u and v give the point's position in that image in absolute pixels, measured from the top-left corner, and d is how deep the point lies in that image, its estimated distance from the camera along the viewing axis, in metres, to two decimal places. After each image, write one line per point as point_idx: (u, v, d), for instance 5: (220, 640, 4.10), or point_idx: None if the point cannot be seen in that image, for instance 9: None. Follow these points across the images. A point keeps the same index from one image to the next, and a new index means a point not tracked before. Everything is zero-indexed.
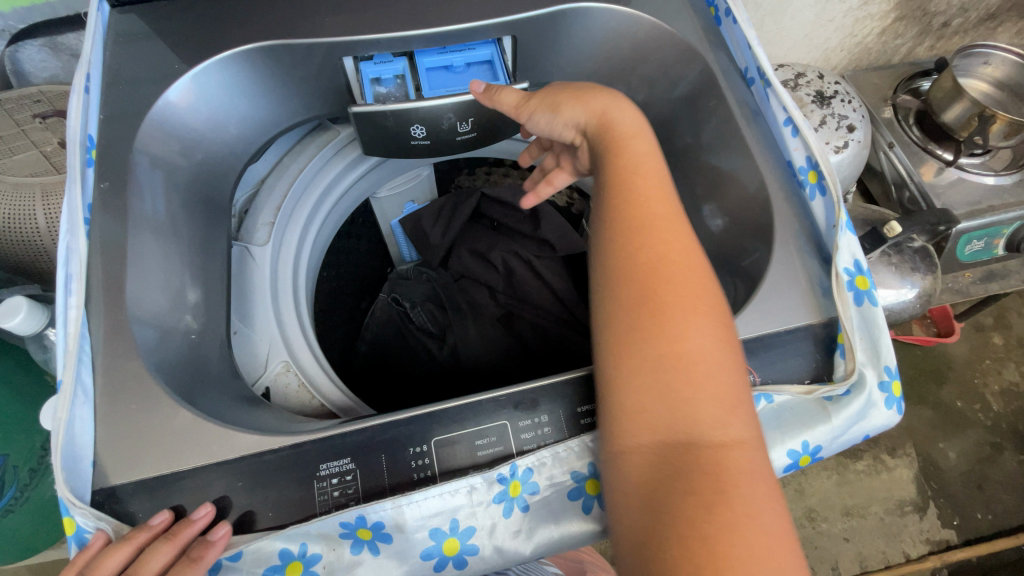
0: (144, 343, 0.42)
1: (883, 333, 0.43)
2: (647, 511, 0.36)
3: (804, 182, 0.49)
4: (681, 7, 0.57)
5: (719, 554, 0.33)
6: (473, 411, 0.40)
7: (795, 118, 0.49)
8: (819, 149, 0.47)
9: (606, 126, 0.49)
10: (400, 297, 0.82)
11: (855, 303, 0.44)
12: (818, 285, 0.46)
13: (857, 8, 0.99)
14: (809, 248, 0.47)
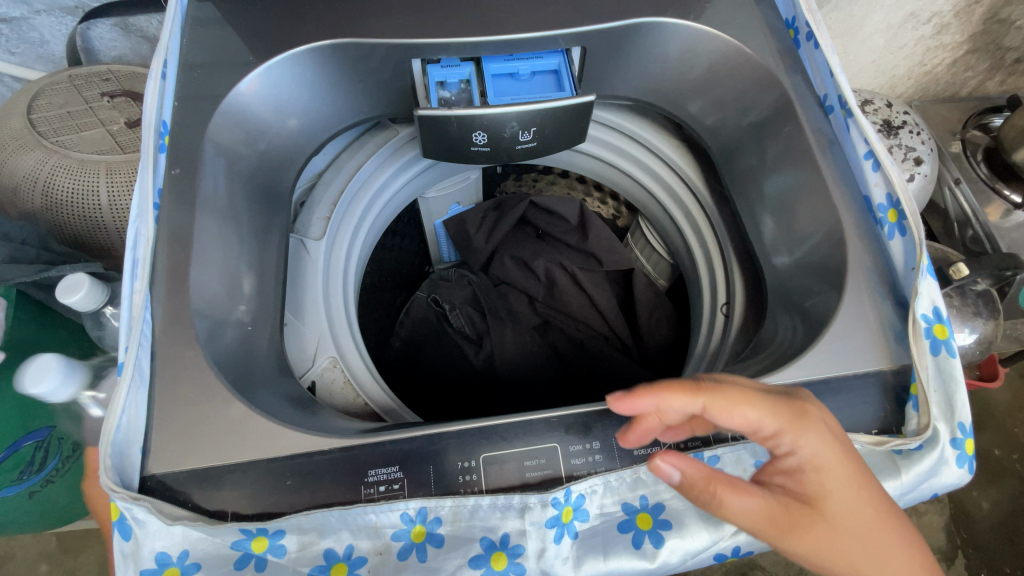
0: (202, 331, 0.42)
1: (959, 387, 0.41)
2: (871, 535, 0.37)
3: (882, 220, 0.47)
4: (759, 28, 0.55)
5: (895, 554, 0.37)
6: (526, 431, 0.39)
7: (877, 152, 0.47)
8: (901, 186, 0.45)
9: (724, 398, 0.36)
10: (441, 298, 0.83)
11: (931, 352, 0.42)
12: (888, 329, 0.44)
13: (929, 37, 0.95)
14: (883, 290, 0.45)
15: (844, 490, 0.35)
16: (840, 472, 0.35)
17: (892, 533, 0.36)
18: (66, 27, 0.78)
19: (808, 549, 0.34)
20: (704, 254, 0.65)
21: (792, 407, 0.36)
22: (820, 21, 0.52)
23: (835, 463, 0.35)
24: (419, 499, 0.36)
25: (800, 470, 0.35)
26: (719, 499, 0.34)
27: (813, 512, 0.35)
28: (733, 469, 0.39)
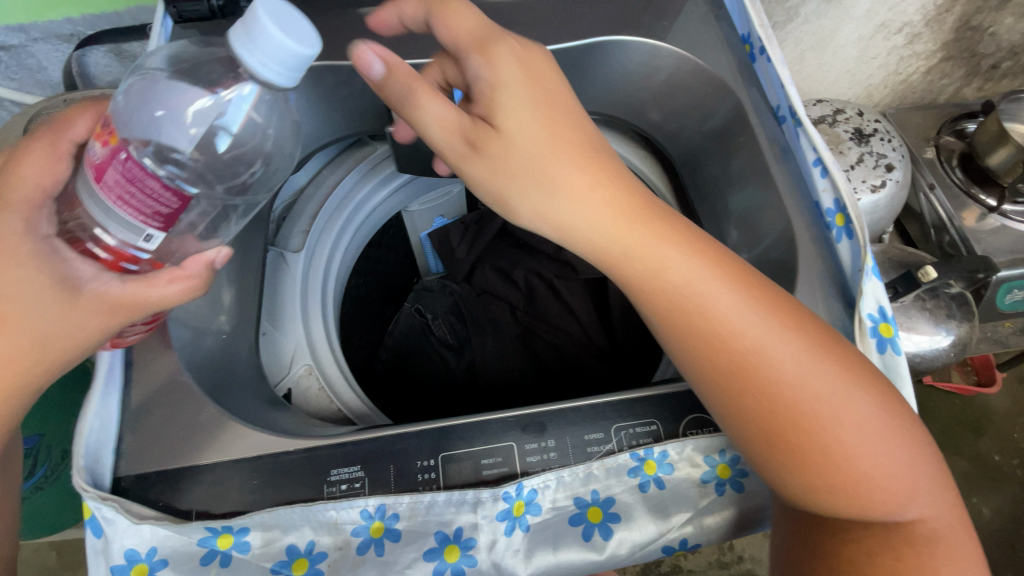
0: (181, 340, 0.44)
1: (905, 383, 0.43)
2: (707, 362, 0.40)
3: (832, 225, 0.49)
4: (714, 45, 0.58)
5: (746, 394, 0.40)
6: (483, 431, 0.41)
7: (825, 159, 0.48)
8: (848, 193, 0.47)
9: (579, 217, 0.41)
10: (424, 308, 0.84)
11: (877, 351, 0.44)
12: (839, 328, 0.46)
13: (901, 47, 0.97)
14: (833, 291, 0.48)
15: (530, 127, 0.40)
16: (561, 154, 0.40)
17: (655, 241, 0.41)
18: (63, 54, 0.82)
19: (529, 208, 0.40)
20: None
21: (482, 31, 0.42)
22: (772, 34, 0.54)
23: (524, 86, 0.41)
24: (378, 496, 0.38)
25: (488, 92, 0.40)
26: (405, 84, 0.39)
27: (517, 164, 0.40)
28: (683, 466, 0.41)
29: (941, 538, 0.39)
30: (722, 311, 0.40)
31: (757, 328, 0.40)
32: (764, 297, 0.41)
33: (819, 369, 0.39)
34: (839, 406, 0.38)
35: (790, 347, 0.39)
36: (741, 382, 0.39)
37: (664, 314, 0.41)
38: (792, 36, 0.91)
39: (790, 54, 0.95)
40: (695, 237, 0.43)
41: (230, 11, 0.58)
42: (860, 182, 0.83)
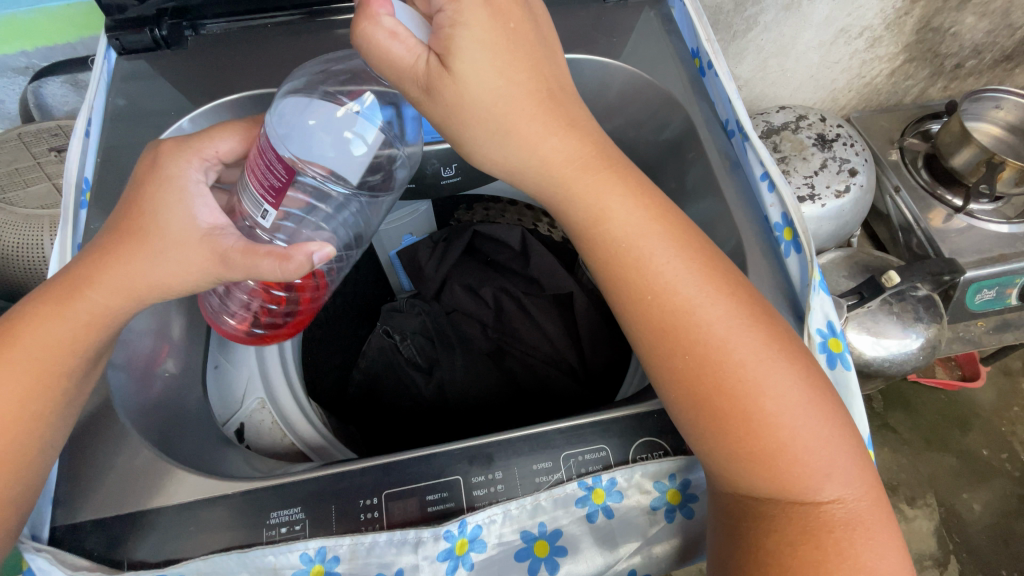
0: (119, 385, 0.44)
1: (857, 402, 0.43)
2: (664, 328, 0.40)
3: (780, 238, 0.49)
4: (663, 60, 0.58)
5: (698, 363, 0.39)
6: (427, 465, 0.40)
7: (771, 173, 0.48)
8: (793, 206, 0.47)
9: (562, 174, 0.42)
10: (392, 329, 0.80)
11: (828, 366, 0.44)
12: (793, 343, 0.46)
13: (863, 50, 0.98)
14: (784, 306, 0.47)
15: (479, 69, 0.38)
16: (518, 96, 0.39)
17: (605, 192, 0.42)
18: (19, 87, 0.81)
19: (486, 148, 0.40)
20: None
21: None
22: (719, 49, 0.55)
23: (483, 31, 0.38)
24: (318, 538, 0.37)
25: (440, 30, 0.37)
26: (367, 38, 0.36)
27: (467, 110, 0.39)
28: (634, 493, 0.40)
29: (860, 524, 0.37)
30: (660, 270, 0.40)
31: (691, 289, 0.40)
32: (702, 261, 0.41)
33: (745, 335, 0.39)
34: (763, 373, 0.38)
35: (718, 311, 0.40)
36: (669, 339, 0.40)
37: (604, 266, 0.42)
38: (754, 45, 0.92)
39: (753, 62, 0.96)
40: (647, 192, 0.43)
41: (175, 42, 0.58)
42: (824, 188, 0.83)
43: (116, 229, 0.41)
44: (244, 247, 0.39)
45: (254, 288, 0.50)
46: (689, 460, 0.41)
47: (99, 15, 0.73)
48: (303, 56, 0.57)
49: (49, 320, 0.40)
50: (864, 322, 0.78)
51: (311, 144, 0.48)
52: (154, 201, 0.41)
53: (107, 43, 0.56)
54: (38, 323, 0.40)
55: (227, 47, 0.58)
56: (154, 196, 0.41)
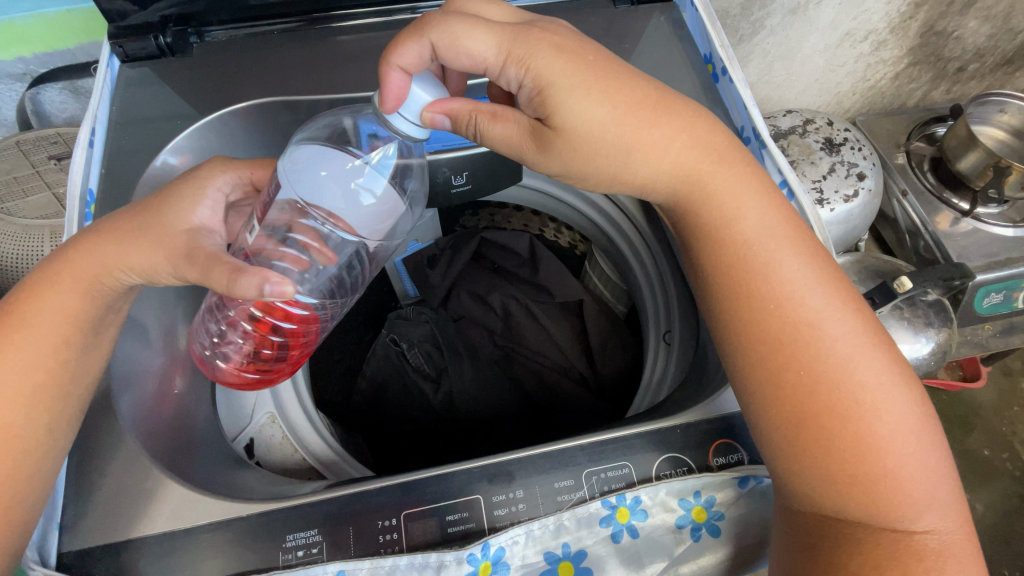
0: (129, 407, 0.42)
1: None
2: (781, 342, 0.41)
3: None
4: (676, 67, 0.57)
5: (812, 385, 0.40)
6: (447, 484, 0.39)
7: (791, 182, 0.50)
8: (814, 216, 0.49)
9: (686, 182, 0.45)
10: (399, 337, 0.81)
11: None
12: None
13: (868, 54, 0.98)
14: None
15: (590, 108, 0.41)
16: (646, 111, 0.43)
17: (741, 198, 0.45)
18: (16, 94, 0.80)
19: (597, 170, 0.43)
20: (648, 281, 0.67)
21: (516, 27, 0.41)
22: (733, 56, 0.54)
23: (567, 71, 0.40)
24: (337, 563, 0.36)
25: (534, 86, 0.41)
26: (483, 124, 0.42)
27: (576, 138, 0.42)
28: (658, 511, 0.40)
29: (950, 555, 0.39)
30: (786, 280, 0.42)
31: (818, 302, 0.42)
32: (829, 277, 0.43)
33: (866, 355, 0.41)
34: (883, 396, 0.40)
35: (843, 329, 0.41)
36: (784, 346, 0.41)
37: (720, 266, 0.44)
38: (759, 49, 0.91)
39: (759, 66, 0.95)
40: (781, 200, 0.46)
41: (179, 49, 0.57)
42: (833, 193, 0.82)
43: (123, 211, 0.42)
44: (210, 251, 0.39)
45: (249, 330, 0.49)
46: (713, 477, 0.41)
47: (98, 20, 0.72)
48: (311, 64, 0.56)
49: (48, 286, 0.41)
50: None
51: (322, 198, 0.47)
52: (166, 191, 0.43)
53: (111, 51, 0.55)
54: (38, 289, 0.41)
55: (233, 55, 0.57)
56: (171, 184, 0.43)
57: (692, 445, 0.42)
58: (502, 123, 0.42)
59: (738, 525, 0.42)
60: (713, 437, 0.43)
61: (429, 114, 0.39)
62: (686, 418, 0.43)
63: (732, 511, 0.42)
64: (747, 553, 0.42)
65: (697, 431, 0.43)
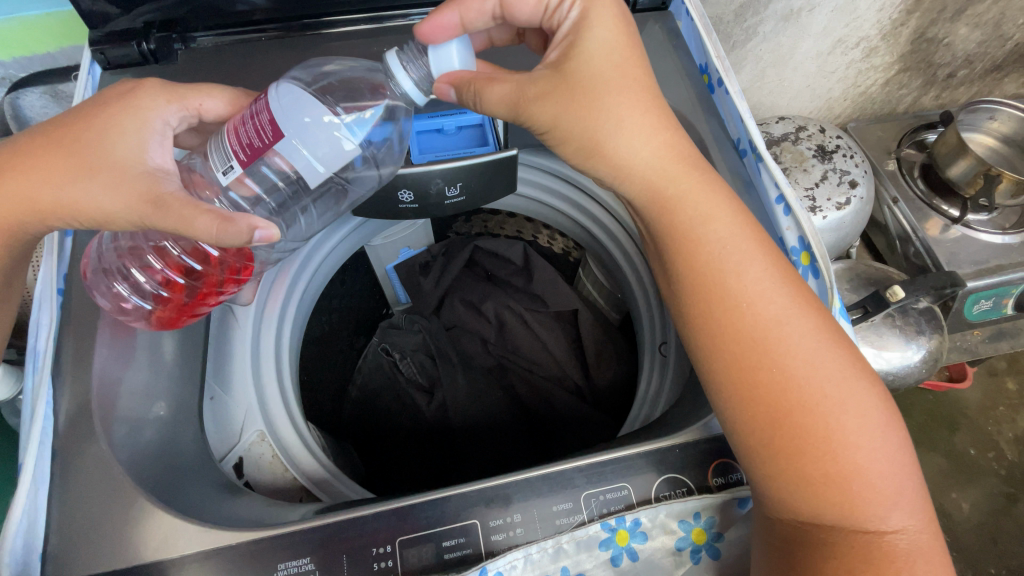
0: (117, 436, 0.42)
1: None
2: (739, 338, 0.42)
3: (796, 262, 0.49)
4: (672, 75, 0.57)
5: (771, 382, 0.40)
6: (441, 509, 0.39)
7: (787, 197, 0.48)
8: (811, 230, 0.47)
9: (646, 176, 0.45)
10: (391, 346, 0.80)
11: None
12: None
13: (859, 60, 0.98)
14: None
15: (604, 51, 0.45)
16: (632, 84, 0.45)
17: (708, 201, 0.45)
18: None
19: (583, 129, 0.44)
20: (643, 288, 0.66)
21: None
22: (728, 66, 0.53)
23: (605, 31, 0.45)
24: None
25: (571, 36, 0.46)
26: (480, 90, 0.44)
27: (578, 78, 0.44)
28: (658, 534, 0.40)
29: (919, 555, 0.38)
30: (747, 281, 0.42)
31: (777, 307, 0.42)
32: (790, 282, 0.43)
33: (825, 358, 0.41)
34: (846, 396, 0.40)
35: (801, 332, 0.41)
36: (747, 344, 0.41)
37: (686, 270, 0.44)
38: (752, 55, 0.91)
39: (751, 72, 0.95)
40: (738, 209, 0.45)
41: (164, 56, 0.55)
42: (825, 200, 0.82)
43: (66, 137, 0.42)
44: (179, 197, 0.39)
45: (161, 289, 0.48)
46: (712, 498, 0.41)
47: (79, 23, 0.69)
48: None
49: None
50: (867, 335, 0.77)
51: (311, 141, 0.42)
52: (108, 124, 0.43)
53: (92, 58, 0.54)
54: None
55: (221, 63, 0.55)
56: (107, 118, 0.43)
57: (691, 465, 0.42)
58: (502, 83, 0.44)
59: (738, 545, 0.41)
60: (712, 457, 0.43)
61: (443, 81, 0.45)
62: (686, 437, 0.43)
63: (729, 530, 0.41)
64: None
65: (698, 450, 0.43)
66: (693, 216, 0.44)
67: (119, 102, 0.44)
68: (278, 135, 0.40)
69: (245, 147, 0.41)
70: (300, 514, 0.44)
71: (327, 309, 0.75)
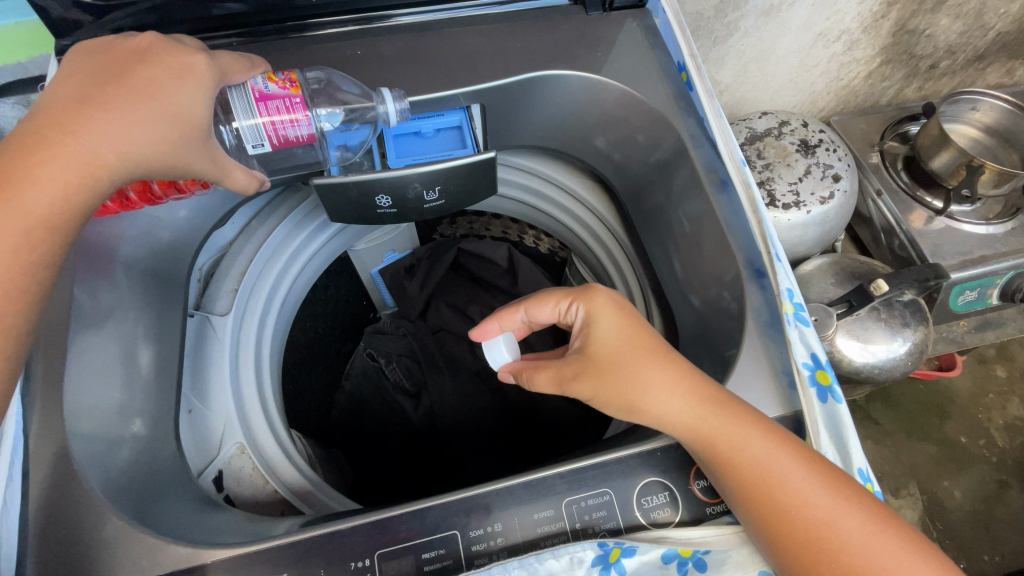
0: (91, 455, 0.40)
1: (850, 432, 0.43)
2: (760, 513, 0.39)
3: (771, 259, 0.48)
4: (651, 74, 0.57)
5: (806, 545, 0.38)
6: (416, 518, 0.40)
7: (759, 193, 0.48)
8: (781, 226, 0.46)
9: (619, 376, 0.44)
10: (376, 352, 0.79)
11: (820, 400, 0.44)
12: (782, 373, 0.45)
13: (841, 53, 0.98)
14: (772, 330, 0.47)
15: (617, 340, 0.46)
16: (649, 364, 0.44)
17: (742, 429, 0.40)
18: None
19: (616, 402, 0.44)
20: (625, 285, 0.66)
21: (579, 286, 0.50)
22: (702, 63, 0.54)
23: (612, 319, 0.47)
24: None
25: (585, 327, 0.48)
26: (529, 377, 0.49)
27: (603, 364, 0.45)
28: (648, 547, 0.39)
29: None
30: (796, 480, 0.39)
31: (824, 499, 0.39)
32: (828, 468, 0.40)
33: (882, 541, 0.39)
34: (880, 553, 0.38)
35: (854, 521, 0.39)
36: (810, 556, 0.38)
37: (733, 479, 0.40)
38: (734, 50, 0.91)
39: (734, 67, 0.95)
40: (706, 383, 0.42)
41: None
42: (809, 195, 0.82)
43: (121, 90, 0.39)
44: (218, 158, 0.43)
45: None
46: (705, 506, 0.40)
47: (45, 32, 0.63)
48: None
49: (21, 162, 0.37)
50: (852, 328, 0.77)
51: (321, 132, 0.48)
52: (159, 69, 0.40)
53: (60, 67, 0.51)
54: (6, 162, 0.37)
55: None
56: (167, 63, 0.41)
57: (670, 468, 0.43)
58: (543, 370, 0.48)
59: (733, 556, 0.40)
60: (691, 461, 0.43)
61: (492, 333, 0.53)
62: (665, 440, 0.43)
63: (729, 546, 0.40)
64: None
65: (675, 452, 0.43)
66: (675, 398, 0.42)
67: (170, 58, 0.41)
68: (313, 139, 0.47)
69: (280, 138, 0.45)
70: (284, 528, 0.44)
71: (312, 316, 0.75)
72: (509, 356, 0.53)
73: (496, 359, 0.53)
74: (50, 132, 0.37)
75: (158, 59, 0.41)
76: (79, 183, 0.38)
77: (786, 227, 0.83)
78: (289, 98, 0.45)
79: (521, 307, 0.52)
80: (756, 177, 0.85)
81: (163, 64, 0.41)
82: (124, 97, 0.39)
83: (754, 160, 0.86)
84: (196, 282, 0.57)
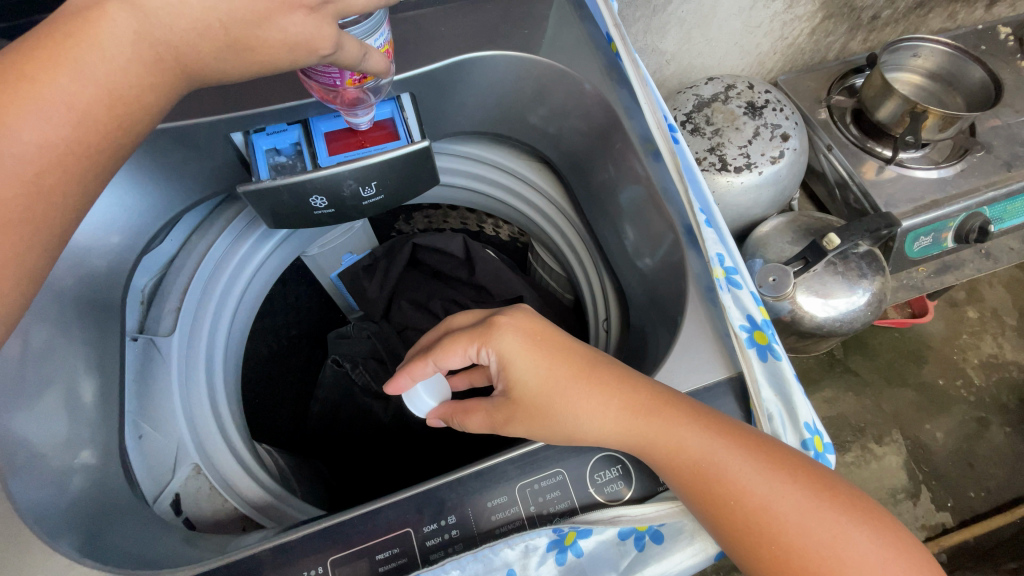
0: (39, 496, 0.38)
1: (794, 388, 0.44)
2: (702, 512, 0.39)
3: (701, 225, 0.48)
4: (582, 48, 0.56)
5: (750, 532, 0.39)
6: (371, 521, 0.40)
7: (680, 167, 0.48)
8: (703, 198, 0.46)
9: (543, 401, 0.43)
10: (341, 358, 0.76)
11: (760, 360, 0.45)
12: (724, 336, 0.45)
13: (782, 12, 0.98)
14: (711, 294, 0.47)
15: (541, 369, 0.44)
16: (576, 388, 0.42)
17: (672, 432, 0.40)
18: None
19: (554, 436, 0.42)
20: (580, 265, 0.66)
21: (481, 326, 0.46)
22: (626, 34, 0.53)
23: (527, 354, 0.44)
24: None
25: (500, 371, 0.45)
26: (461, 423, 0.47)
27: (529, 404, 0.43)
28: (605, 528, 0.40)
29: None
30: (734, 472, 0.39)
31: (763, 485, 0.39)
32: (766, 452, 0.39)
33: (823, 517, 0.38)
34: (827, 522, 0.38)
35: (794, 502, 0.38)
36: (760, 541, 0.39)
37: (674, 479, 0.40)
38: (674, 18, 0.90)
39: (677, 35, 0.94)
40: (629, 392, 0.42)
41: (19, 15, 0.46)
42: (760, 155, 0.82)
43: (221, 34, 0.37)
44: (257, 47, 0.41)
45: None
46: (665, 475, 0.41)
47: None
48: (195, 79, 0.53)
49: (106, 58, 0.35)
50: (811, 285, 0.78)
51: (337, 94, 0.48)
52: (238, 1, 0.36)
53: None
54: (87, 54, 0.34)
55: None
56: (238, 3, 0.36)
57: None
58: (475, 415, 0.46)
59: (687, 525, 0.42)
60: None
61: (405, 385, 0.49)
62: None
63: (682, 517, 0.41)
64: (704, 543, 0.42)
65: None
66: (599, 419, 0.41)
67: (310, 20, 0.37)
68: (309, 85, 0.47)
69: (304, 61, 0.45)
70: (257, 538, 0.44)
71: (271, 327, 0.74)
72: (436, 401, 0.49)
73: (422, 408, 0.49)
74: (149, 43, 0.36)
75: (301, 17, 0.37)
76: (156, 101, 0.38)
77: (740, 190, 0.83)
78: (339, 77, 0.45)
79: (429, 358, 0.48)
80: (705, 144, 0.84)
81: (302, 24, 0.37)
82: (220, 43, 0.37)
83: (703, 127, 0.86)
84: (137, 305, 0.55)
